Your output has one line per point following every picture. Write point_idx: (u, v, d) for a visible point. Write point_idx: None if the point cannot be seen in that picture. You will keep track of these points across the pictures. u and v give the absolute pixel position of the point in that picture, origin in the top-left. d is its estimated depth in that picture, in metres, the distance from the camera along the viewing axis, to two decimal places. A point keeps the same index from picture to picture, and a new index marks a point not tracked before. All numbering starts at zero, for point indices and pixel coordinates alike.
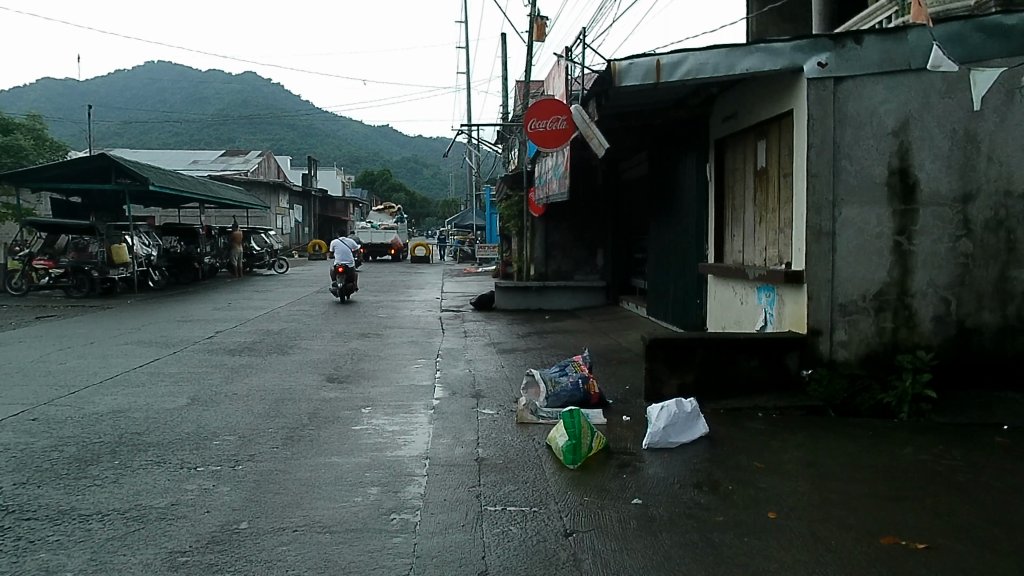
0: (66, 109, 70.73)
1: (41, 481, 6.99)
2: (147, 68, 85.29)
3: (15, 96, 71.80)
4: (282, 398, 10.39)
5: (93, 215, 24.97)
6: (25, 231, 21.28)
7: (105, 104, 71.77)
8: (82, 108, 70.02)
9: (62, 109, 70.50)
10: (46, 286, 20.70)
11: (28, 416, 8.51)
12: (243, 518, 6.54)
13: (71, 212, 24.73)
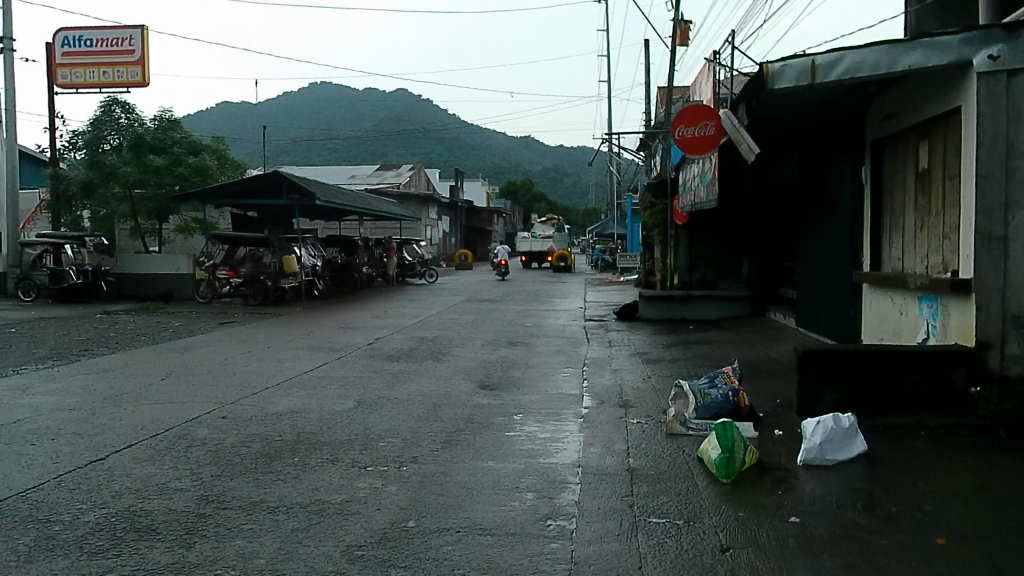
0: (239, 129, 76.54)
1: (232, 474, 7.60)
2: (309, 89, 90.84)
3: (197, 120, 78.67)
4: (439, 403, 10.81)
5: (267, 228, 26.84)
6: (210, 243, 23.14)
7: (273, 124, 77.04)
8: (253, 129, 75.51)
9: (236, 129, 76.30)
10: (227, 294, 22.38)
11: (219, 413, 9.29)
12: (410, 517, 6.88)
13: (247, 225, 26.69)
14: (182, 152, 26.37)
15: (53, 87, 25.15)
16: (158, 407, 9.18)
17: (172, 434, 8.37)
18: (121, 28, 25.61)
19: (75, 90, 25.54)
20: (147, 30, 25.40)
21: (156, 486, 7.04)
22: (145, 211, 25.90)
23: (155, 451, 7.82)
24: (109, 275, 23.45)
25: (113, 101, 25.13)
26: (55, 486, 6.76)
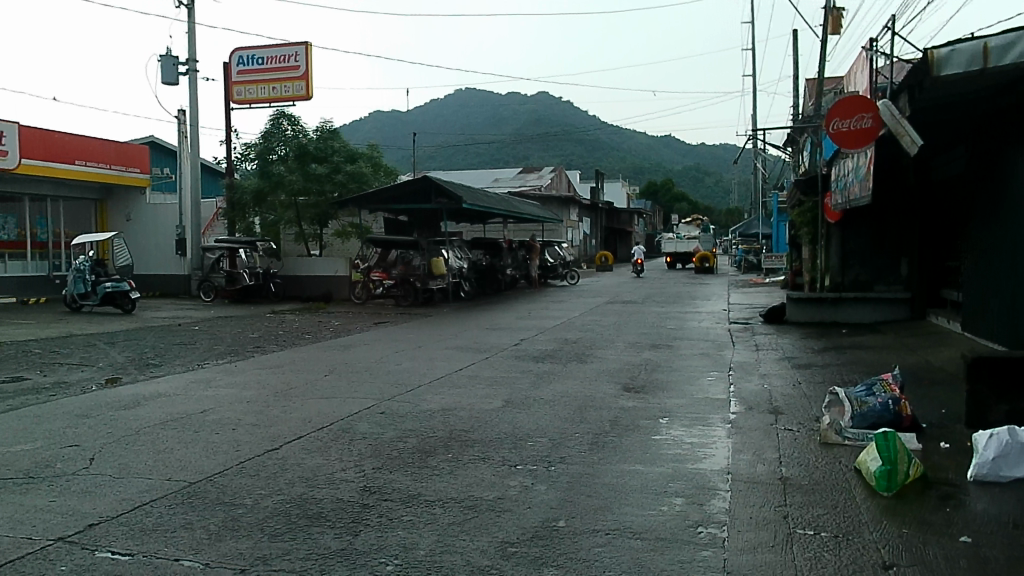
0: (391, 136, 79.77)
1: (392, 467, 7.97)
2: (454, 96, 93.47)
3: (351, 129, 82.83)
4: (584, 404, 10.87)
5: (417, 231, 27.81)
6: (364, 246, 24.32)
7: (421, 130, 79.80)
8: (401, 136, 78.56)
9: (388, 136, 79.59)
10: (380, 295, 23.42)
11: (378, 408, 9.77)
12: (561, 517, 6.98)
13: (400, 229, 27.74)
14: (341, 160, 27.40)
15: (229, 103, 27.15)
16: (323, 402, 9.76)
17: (337, 427, 8.87)
18: (288, 45, 27.22)
19: (249, 105, 27.47)
20: (311, 46, 26.85)
21: (325, 476, 7.48)
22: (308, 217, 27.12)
23: (322, 443, 8.31)
24: (276, 278, 24.97)
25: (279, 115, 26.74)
26: (238, 471, 7.33)
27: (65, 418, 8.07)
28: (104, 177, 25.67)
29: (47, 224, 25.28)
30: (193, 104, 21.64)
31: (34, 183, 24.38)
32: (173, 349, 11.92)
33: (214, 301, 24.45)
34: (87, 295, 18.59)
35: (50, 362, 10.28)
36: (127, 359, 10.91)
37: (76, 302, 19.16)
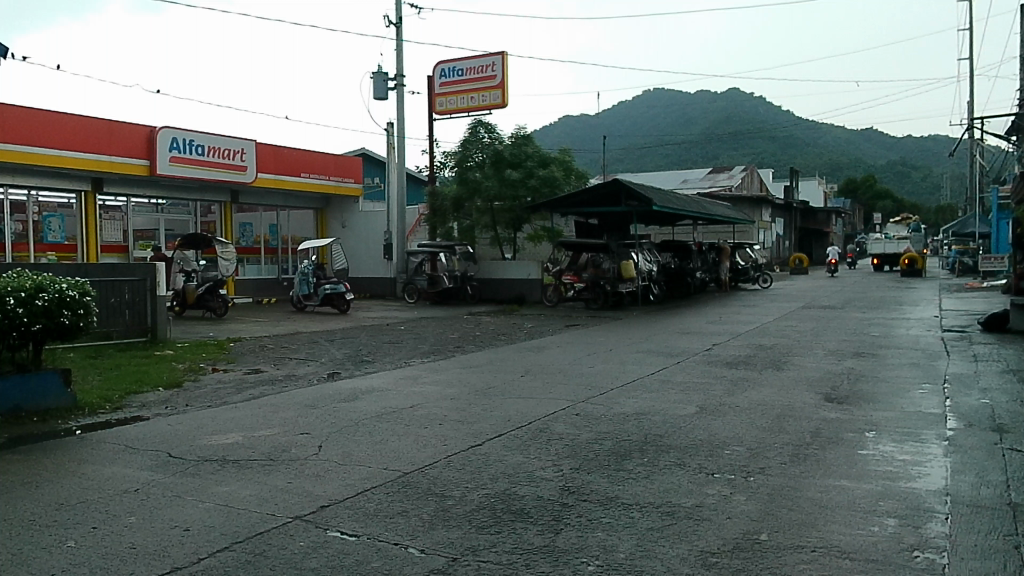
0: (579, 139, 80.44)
1: (589, 468, 8.08)
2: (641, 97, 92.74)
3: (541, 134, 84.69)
4: (783, 414, 10.46)
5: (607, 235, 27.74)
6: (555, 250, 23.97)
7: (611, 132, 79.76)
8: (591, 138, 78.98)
9: (576, 139, 80.30)
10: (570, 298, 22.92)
11: (572, 410, 9.94)
12: (763, 530, 6.74)
13: (590, 232, 27.75)
14: (535, 165, 24.63)
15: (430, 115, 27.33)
16: (520, 401, 10.08)
17: (534, 427, 9.12)
18: (484, 55, 27.15)
19: (450, 117, 27.54)
20: (508, 55, 26.28)
21: (525, 474, 7.73)
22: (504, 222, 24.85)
23: (522, 441, 8.60)
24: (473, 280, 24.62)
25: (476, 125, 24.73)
26: (445, 464, 7.76)
27: (296, 407, 8.91)
28: (324, 188, 25.64)
29: (278, 230, 25.83)
30: (399, 116, 22.83)
31: (259, 197, 24.26)
32: (384, 347, 12.80)
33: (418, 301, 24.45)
34: (311, 297, 19.87)
35: (281, 356, 11.39)
36: (344, 355, 11.87)
37: (299, 301, 20.46)
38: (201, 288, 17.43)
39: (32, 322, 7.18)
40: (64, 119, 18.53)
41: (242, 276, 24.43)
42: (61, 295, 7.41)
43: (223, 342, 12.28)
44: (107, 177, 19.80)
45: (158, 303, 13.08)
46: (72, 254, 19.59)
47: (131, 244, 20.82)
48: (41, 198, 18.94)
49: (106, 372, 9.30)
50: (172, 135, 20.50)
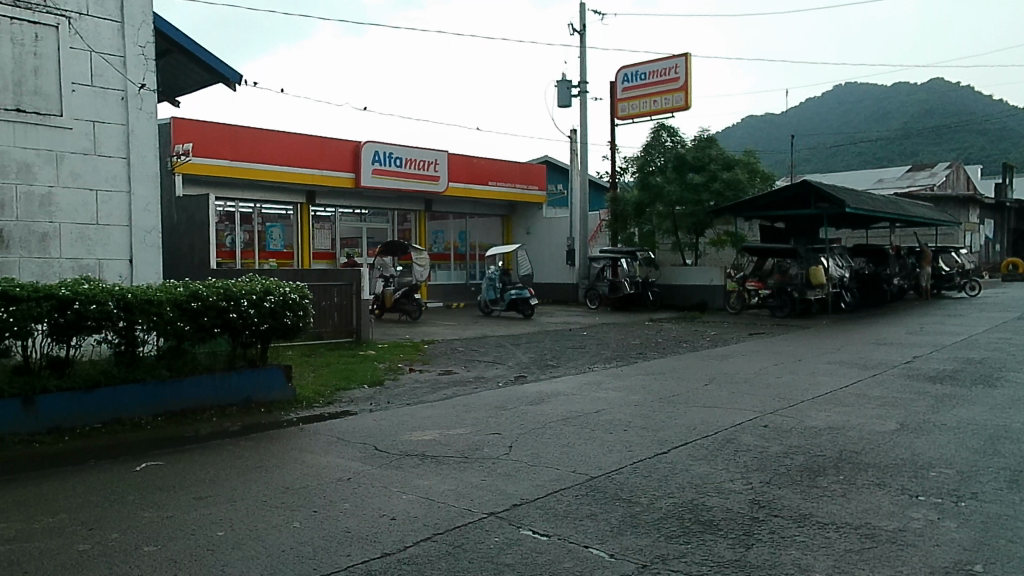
0: (763, 139, 77.43)
1: (781, 483, 7.74)
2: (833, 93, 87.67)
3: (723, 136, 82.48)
4: (998, 435, 9.57)
5: (794, 240, 26.31)
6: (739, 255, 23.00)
7: (797, 131, 76.10)
8: (777, 138, 75.77)
9: (760, 139, 77.35)
10: (755, 305, 21.93)
11: (760, 421, 9.67)
12: (978, 559, 6.08)
13: (776, 237, 26.44)
14: (719, 168, 23.71)
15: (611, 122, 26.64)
16: (705, 411, 9.94)
17: (721, 437, 8.98)
18: (668, 57, 25.81)
19: (631, 121, 26.61)
20: (691, 54, 25.10)
21: (714, 485, 7.57)
22: (686, 227, 23.95)
23: (709, 452, 8.47)
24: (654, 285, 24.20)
25: (659, 127, 24.50)
26: (631, 471, 7.81)
27: (487, 408, 9.32)
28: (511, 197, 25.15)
29: (465, 237, 26.04)
30: (581, 122, 22.93)
31: (450, 204, 24.52)
32: (568, 352, 13.06)
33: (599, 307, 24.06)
34: (498, 301, 20.06)
35: (472, 358, 11.94)
36: (530, 359, 12.23)
37: (487, 306, 20.70)
38: (398, 292, 17.77)
39: (262, 321, 8.02)
40: (280, 136, 19.05)
41: (433, 282, 24.76)
42: (285, 298, 8.26)
43: (418, 343, 12.99)
44: (318, 190, 20.52)
45: (366, 306, 12.46)
46: (289, 261, 20.43)
47: (338, 252, 21.42)
48: (263, 210, 19.84)
49: (319, 369, 10.15)
50: (375, 148, 20.74)
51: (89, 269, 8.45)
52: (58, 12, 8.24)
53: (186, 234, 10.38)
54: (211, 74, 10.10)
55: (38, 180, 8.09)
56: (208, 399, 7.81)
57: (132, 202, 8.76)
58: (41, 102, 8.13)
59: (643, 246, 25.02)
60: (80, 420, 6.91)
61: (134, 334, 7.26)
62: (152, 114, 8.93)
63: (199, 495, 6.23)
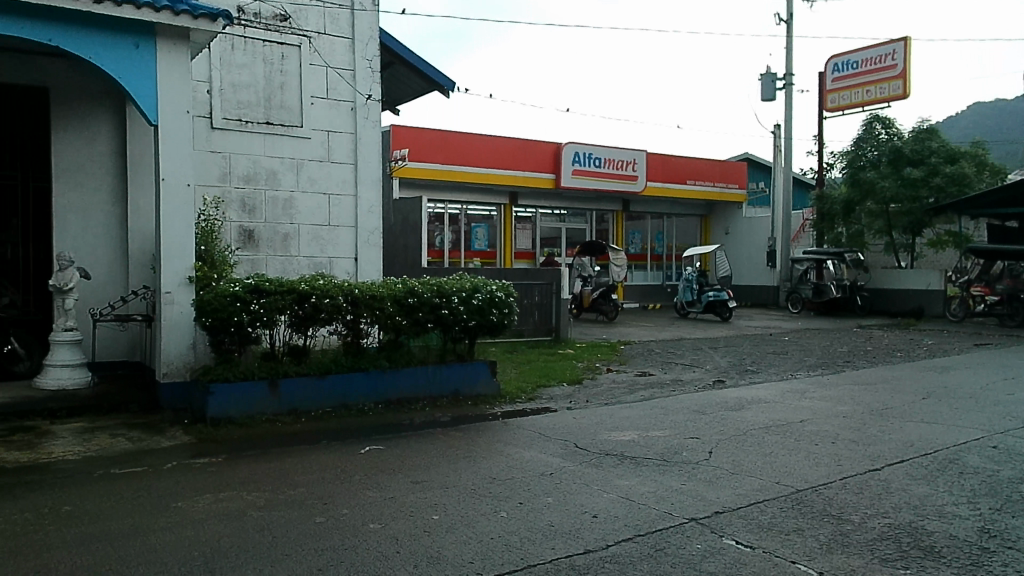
0: (993, 129, 70.10)
1: (1016, 512, 6.86)
2: None
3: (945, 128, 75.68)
4: None
5: None
6: (963, 257, 21.00)
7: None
8: (1010, 128, 68.26)
9: (989, 129, 70.08)
10: (982, 314, 19.89)
11: (989, 441, 8.78)
12: None
13: (1008, 237, 23.83)
14: (941, 161, 21.69)
15: (820, 114, 25.24)
16: (924, 427, 9.22)
17: (944, 456, 8.27)
18: (885, 43, 24.08)
19: (843, 113, 25.07)
20: (910, 37, 23.26)
21: (934, 508, 6.89)
22: (900, 226, 22.18)
23: (929, 472, 7.82)
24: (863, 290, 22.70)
25: (874, 117, 22.87)
26: (841, 487, 7.35)
27: (685, 412, 9.23)
28: (709, 195, 24.31)
29: (662, 238, 25.39)
30: (786, 115, 21.93)
31: (647, 204, 24.18)
32: (769, 358, 12.62)
33: (802, 312, 22.81)
34: (695, 302, 19.64)
35: (669, 361, 11.87)
36: (729, 363, 11.95)
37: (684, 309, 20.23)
38: (596, 291, 17.54)
39: (470, 318, 8.48)
40: (487, 140, 19.75)
41: (630, 282, 24.46)
42: (492, 296, 8.66)
43: (615, 344, 13.08)
44: (520, 192, 21.02)
45: (565, 306, 12.72)
46: (492, 259, 21.16)
47: (538, 251, 21.94)
48: (469, 212, 20.59)
49: (520, 365, 10.56)
50: (576, 149, 20.98)
51: (322, 266, 9.30)
52: (301, 33, 9.12)
53: (400, 234, 11.10)
54: (427, 83, 10.75)
55: (281, 185, 9.02)
56: (421, 390, 8.35)
57: (358, 204, 9.50)
58: (285, 115, 9.03)
59: (850, 246, 23.51)
60: (314, 404, 7.63)
61: (360, 327, 7.92)
62: (377, 122, 9.63)
63: (416, 479, 6.69)
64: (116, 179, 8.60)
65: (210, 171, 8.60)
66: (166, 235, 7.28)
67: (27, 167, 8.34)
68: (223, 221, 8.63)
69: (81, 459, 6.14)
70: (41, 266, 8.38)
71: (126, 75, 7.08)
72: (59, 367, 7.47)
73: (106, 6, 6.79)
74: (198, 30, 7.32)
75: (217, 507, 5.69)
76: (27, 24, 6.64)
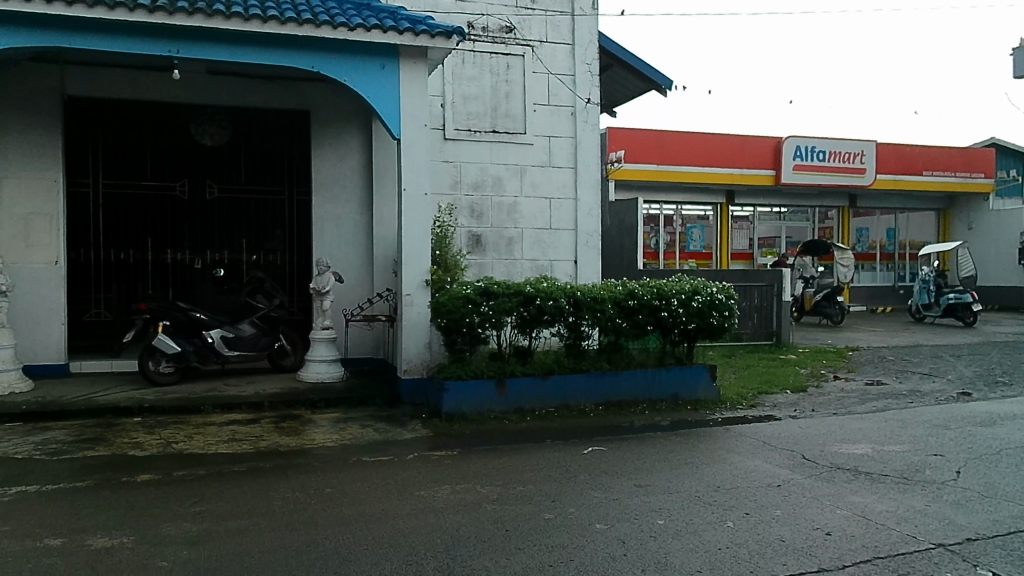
0: None
1: None
2: None
3: None
4: None
5: None
6: None
7: None
8: None
9: None
10: None
11: None
12: None
13: None
14: None
15: None
16: None
17: None
18: None
19: None
20: None
21: None
22: None
23: None
24: None
25: None
26: None
27: (926, 427, 8.48)
28: (949, 186, 22.11)
29: (894, 234, 23.68)
30: None
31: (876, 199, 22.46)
32: None
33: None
34: (932, 305, 17.99)
35: (903, 369, 10.99)
36: (976, 374, 10.82)
37: (919, 312, 18.51)
38: (819, 294, 16.62)
39: (690, 321, 8.39)
40: (704, 138, 19.29)
41: (855, 284, 23.05)
42: (712, 298, 8.51)
43: (843, 350, 12.33)
44: (737, 190, 20.21)
45: (787, 309, 12.19)
46: (707, 261, 20.76)
47: (756, 251, 21.19)
48: (684, 212, 20.26)
49: (739, 370, 10.29)
50: (798, 143, 19.94)
51: (544, 268, 9.60)
52: (525, 43, 9.48)
53: (616, 236, 11.18)
54: (645, 83, 10.74)
55: (507, 191, 9.40)
56: (640, 393, 8.37)
57: (578, 208, 9.69)
58: (511, 123, 9.41)
59: None
60: (537, 403, 7.93)
61: (581, 329, 8.10)
62: (596, 126, 9.76)
63: (640, 482, 6.53)
64: (363, 190, 9.44)
65: (443, 179, 9.15)
66: (407, 240, 7.88)
67: (292, 183, 9.41)
68: (455, 227, 9.15)
69: (337, 446, 6.79)
70: (303, 269, 9.44)
71: (373, 94, 7.72)
72: (319, 362, 8.31)
73: (358, 32, 7.42)
74: (435, 48, 7.82)
75: (456, 498, 5.95)
76: (298, 54, 7.48)
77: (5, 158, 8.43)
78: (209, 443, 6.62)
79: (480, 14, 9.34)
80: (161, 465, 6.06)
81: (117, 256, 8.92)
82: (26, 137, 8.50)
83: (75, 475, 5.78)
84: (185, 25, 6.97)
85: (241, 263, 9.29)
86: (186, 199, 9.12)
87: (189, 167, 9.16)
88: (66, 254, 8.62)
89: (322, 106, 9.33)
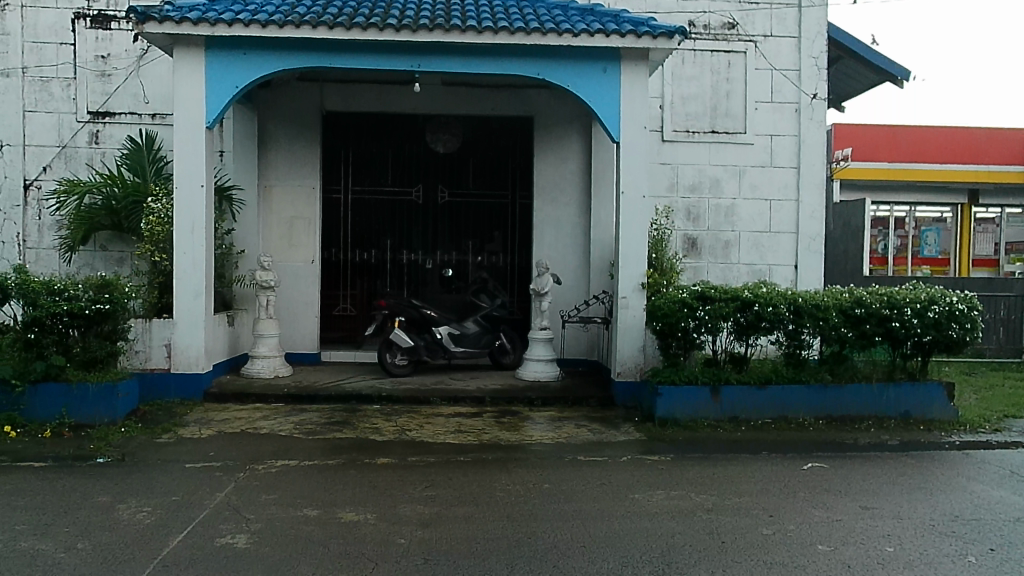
0: None
1: None
2: None
3: None
4: None
5: None
6: None
7: None
8: None
9: None
10: None
11: None
12: None
13: None
14: None
15: None
16: None
17: None
18: None
19: None
20: None
21: None
22: None
23: None
24: None
25: None
26: None
27: None
28: None
29: None
30: None
31: None
32: None
33: None
34: None
35: None
36: None
37: None
38: None
39: (925, 332, 7.76)
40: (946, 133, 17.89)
41: None
42: (951, 308, 7.79)
43: None
44: (983, 189, 18.18)
45: None
46: (945, 267, 18.52)
47: (1004, 257, 18.39)
48: (919, 213, 18.37)
49: (982, 391, 9.35)
50: None
51: (762, 273, 9.30)
52: (748, 38, 9.21)
53: (841, 240, 10.59)
54: (878, 74, 10.03)
55: (724, 193, 9.21)
56: (866, 408, 7.89)
57: (801, 210, 9.27)
58: (731, 122, 9.20)
59: None
60: (753, 413, 7.72)
61: (802, 337, 7.75)
62: (823, 122, 9.27)
63: (867, 505, 6.14)
64: (581, 192, 9.65)
65: (660, 181, 9.14)
66: (625, 244, 7.96)
67: (515, 187, 9.80)
68: (671, 230, 9.12)
69: (553, 443, 7.02)
70: (523, 270, 9.82)
71: (596, 98, 7.86)
72: (536, 361, 8.61)
73: (582, 38, 7.56)
74: (657, 49, 7.76)
75: (671, 505, 5.92)
76: (525, 62, 7.78)
77: (273, 168, 9.54)
78: (439, 432, 7.09)
79: (702, 12, 9.19)
80: (397, 450, 6.59)
81: (361, 256, 9.73)
82: (291, 149, 9.55)
83: (326, 454, 6.43)
84: (427, 41, 7.49)
85: (467, 264, 9.81)
86: (421, 204, 9.72)
87: (423, 173, 9.76)
88: (319, 253, 9.59)
89: (545, 111, 9.65)
